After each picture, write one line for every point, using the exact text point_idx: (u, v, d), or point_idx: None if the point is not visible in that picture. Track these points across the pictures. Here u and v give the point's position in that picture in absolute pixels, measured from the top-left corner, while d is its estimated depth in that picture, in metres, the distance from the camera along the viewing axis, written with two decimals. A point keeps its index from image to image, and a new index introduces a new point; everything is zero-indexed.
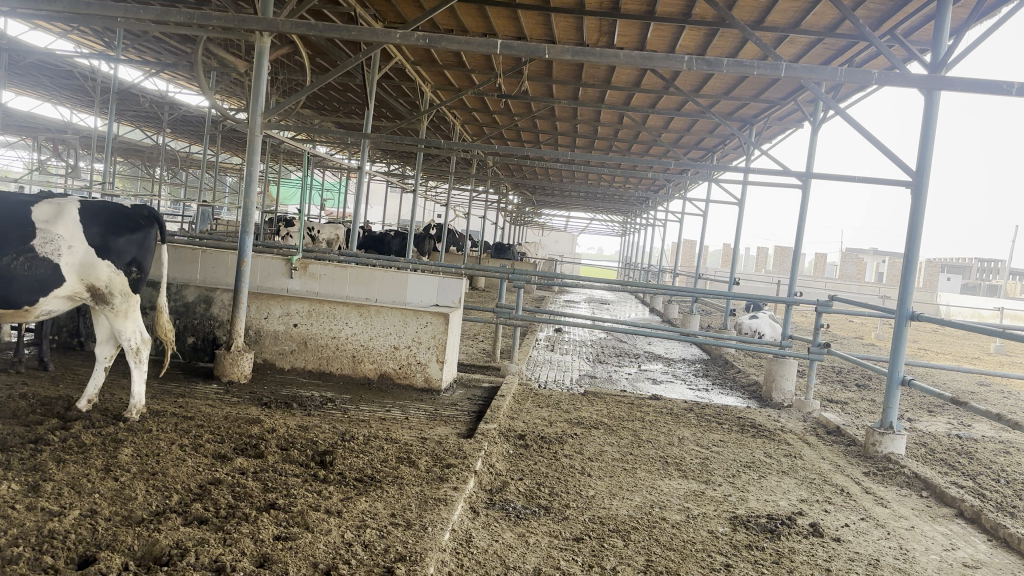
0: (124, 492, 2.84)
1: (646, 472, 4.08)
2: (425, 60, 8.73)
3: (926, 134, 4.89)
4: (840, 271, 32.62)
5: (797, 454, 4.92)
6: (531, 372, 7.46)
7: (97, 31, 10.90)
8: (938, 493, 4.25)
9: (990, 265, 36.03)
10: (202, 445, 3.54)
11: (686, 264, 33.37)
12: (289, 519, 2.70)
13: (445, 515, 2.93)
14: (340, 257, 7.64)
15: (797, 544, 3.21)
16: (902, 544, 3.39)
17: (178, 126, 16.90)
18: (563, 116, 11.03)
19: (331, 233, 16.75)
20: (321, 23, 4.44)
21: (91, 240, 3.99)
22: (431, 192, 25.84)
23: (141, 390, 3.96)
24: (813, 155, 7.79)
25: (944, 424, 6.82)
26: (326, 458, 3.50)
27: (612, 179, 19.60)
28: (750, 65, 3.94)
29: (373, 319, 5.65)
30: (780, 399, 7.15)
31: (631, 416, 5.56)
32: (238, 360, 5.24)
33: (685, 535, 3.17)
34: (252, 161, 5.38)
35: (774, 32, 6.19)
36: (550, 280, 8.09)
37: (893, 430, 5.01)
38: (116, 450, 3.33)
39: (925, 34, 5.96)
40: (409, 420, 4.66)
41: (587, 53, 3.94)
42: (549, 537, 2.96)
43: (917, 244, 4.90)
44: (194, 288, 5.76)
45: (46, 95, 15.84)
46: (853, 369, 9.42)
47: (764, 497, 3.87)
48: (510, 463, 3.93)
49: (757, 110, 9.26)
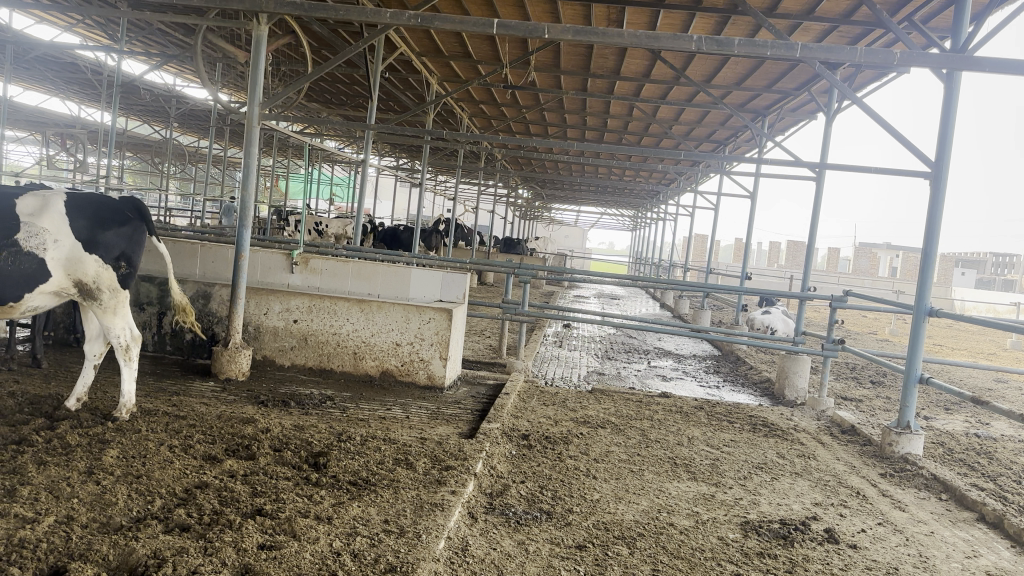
0: (103, 497, 2.71)
1: (654, 474, 3.93)
2: (430, 51, 8.58)
3: (945, 122, 4.71)
4: (854, 265, 32.26)
5: (811, 455, 4.74)
6: (538, 369, 7.32)
7: (100, 22, 10.77)
8: (958, 497, 4.08)
9: (1006, 259, 35.59)
10: (192, 446, 3.41)
11: (698, 258, 33.23)
12: (275, 527, 2.57)
13: (440, 521, 2.79)
14: (344, 251, 7.51)
15: (811, 552, 3.05)
16: (922, 551, 3.23)
17: (186, 119, 16.78)
18: (572, 108, 10.86)
19: (339, 228, 16.67)
20: (307, 4, 4.31)
21: (77, 233, 3.87)
22: (439, 186, 25.71)
23: (130, 388, 3.85)
24: (827, 146, 7.57)
25: (962, 422, 6.63)
26: (319, 460, 3.37)
27: (622, 173, 19.42)
28: (764, 44, 3.76)
29: (375, 314, 5.52)
30: (793, 397, 6.95)
31: (640, 414, 5.40)
32: (236, 357, 5.11)
33: (693, 542, 3.02)
34: (251, 152, 5.24)
35: (788, 19, 5.99)
36: (557, 274, 7.90)
37: (910, 430, 4.83)
38: (102, 452, 3.21)
39: (944, 21, 5.77)
40: (410, 419, 4.52)
41: (592, 33, 3.76)
42: (550, 545, 2.82)
43: (936, 235, 4.71)
44: (193, 284, 5.64)
45: (53, 89, 15.74)
46: (867, 366, 9.23)
47: (776, 500, 3.71)
48: (511, 465, 3.79)
49: (770, 101, 9.06)
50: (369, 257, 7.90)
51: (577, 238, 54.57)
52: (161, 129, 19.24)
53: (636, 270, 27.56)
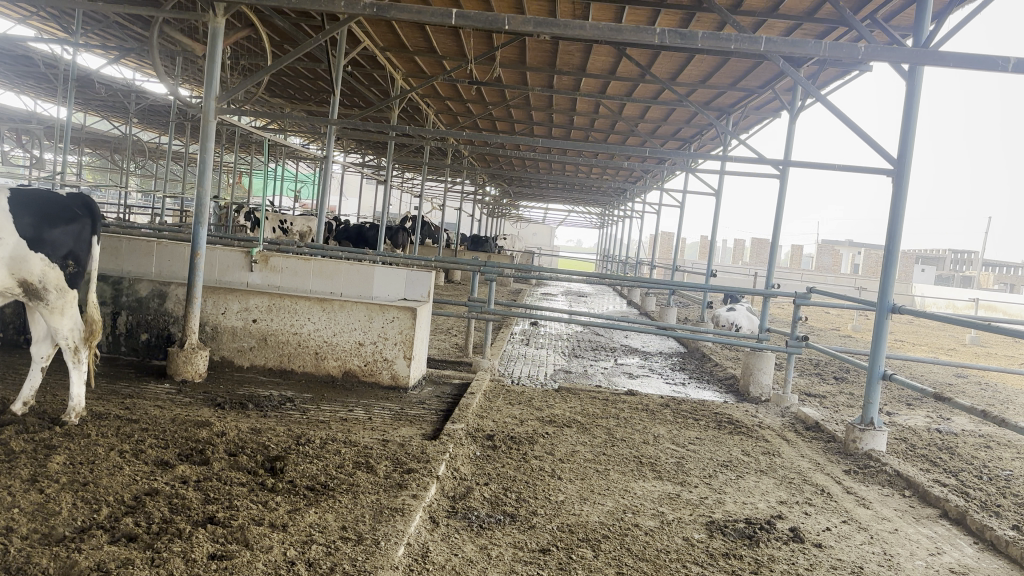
0: (46, 507, 2.59)
1: (619, 474, 3.89)
2: (394, 46, 8.47)
3: (907, 119, 4.73)
4: (817, 262, 32.72)
5: (775, 452, 4.75)
6: (505, 368, 7.25)
7: (55, 14, 10.48)
8: (920, 493, 4.10)
9: (964, 255, 36.35)
10: (143, 451, 3.29)
11: (665, 256, 33.57)
12: (227, 536, 2.47)
13: (400, 527, 2.71)
14: (306, 249, 7.37)
15: (776, 552, 3.03)
16: (886, 549, 3.23)
17: (146, 115, 16.45)
18: (538, 105, 10.81)
19: (303, 226, 16.46)
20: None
21: (22, 232, 3.72)
22: (405, 184, 25.57)
23: (80, 391, 3.71)
24: (791, 144, 7.60)
25: (923, 418, 6.71)
26: (276, 465, 3.27)
27: (590, 171, 19.48)
28: (726, 38, 3.73)
29: (336, 314, 5.41)
30: (757, 394, 6.96)
31: (606, 413, 5.38)
32: (193, 358, 4.97)
33: (659, 543, 2.98)
34: (206, 147, 5.09)
35: (752, 16, 5.98)
36: (523, 272, 7.85)
37: (873, 426, 4.86)
38: (47, 459, 3.08)
39: (905, 20, 5.82)
40: (373, 420, 4.44)
41: (553, 24, 3.68)
42: (513, 549, 2.76)
43: (898, 231, 4.73)
44: (148, 283, 5.48)
45: (7, 83, 15.33)
46: (831, 362, 9.33)
47: (742, 499, 3.69)
48: (475, 467, 3.72)
49: (734, 99, 9.09)
50: (332, 255, 7.76)
51: (545, 235, 54.73)
52: (121, 124, 18.82)
53: (604, 267, 27.68)
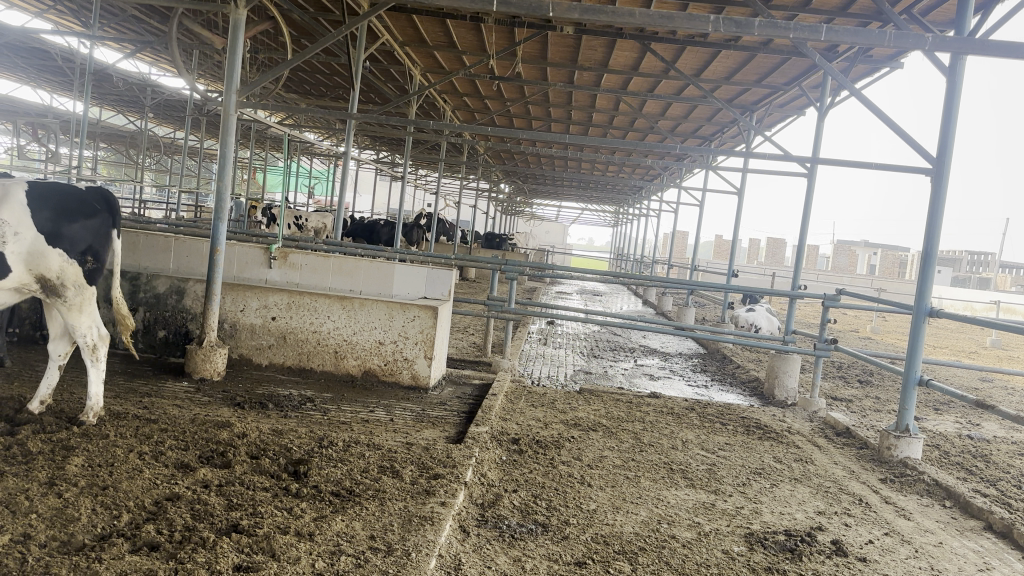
0: (65, 512, 2.49)
1: (651, 481, 3.76)
2: (414, 40, 8.36)
3: (948, 114, 4.57)
4: (833, 262, 32.54)
5: (808, 459, 4.61)
6: (524, 368, 7.13)
7: (72, 7, 10.41)
8: (962, 504, 3.96)
9: (981, 257, 36.12)
10: (163, 453, 3.19)
11: (680, 255, 33.43)
12: (253, 545, 2.37)
13: (430, 537, 2.60)
14: (324, 246, 7.29)
15: (820, 567, 2.90)
16: (933, 564, 3.09)
17: (162, 109, 16.41)
18: (557, 101, 10.70)
19: (318, 222, 16.38)
20: None
21: (40, 226, 3.64)
22: (419, 181, 25.50)
23: (98, 389, 3.62)
24: (819, 142, 7.44)
25: (953, 423, 6.55)
26: (299, 469, 3.16)
27: (606, 169, 19.35)
28: (784, 27, 3.61)
29: (356, 312, 5.31)
30: (783, 397, 6.80)
31: (631, 416, 5.25)
32: (211, 356, 4.87)
33: (698, 556, 2.85)
34: (227, 142, 4.99)
35: (784, 11, 5.86)
36: (542, 271, 7.71)
37: (909, 433, 4.71)
38: (65, 461, 2.98)
39: (944, 14, 5.68)
40: (394, 422, 4.33)
41: (599, 12, 3.51)
42: (548, 562, 2.64)
43: (937, 232, 4.58)
44: (166, 279, 5.40)
45: (24, 77, 15.29)
46: (854, 365, 9.16)
47: (779, 509, 3.55)
48: (502, 472, 3.61)
49: (759, 96, 8.93)
50: (349, 251, 7.65)
51: (558, 233, 54.64)
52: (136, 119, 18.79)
53: (618, 266, 27.55)
